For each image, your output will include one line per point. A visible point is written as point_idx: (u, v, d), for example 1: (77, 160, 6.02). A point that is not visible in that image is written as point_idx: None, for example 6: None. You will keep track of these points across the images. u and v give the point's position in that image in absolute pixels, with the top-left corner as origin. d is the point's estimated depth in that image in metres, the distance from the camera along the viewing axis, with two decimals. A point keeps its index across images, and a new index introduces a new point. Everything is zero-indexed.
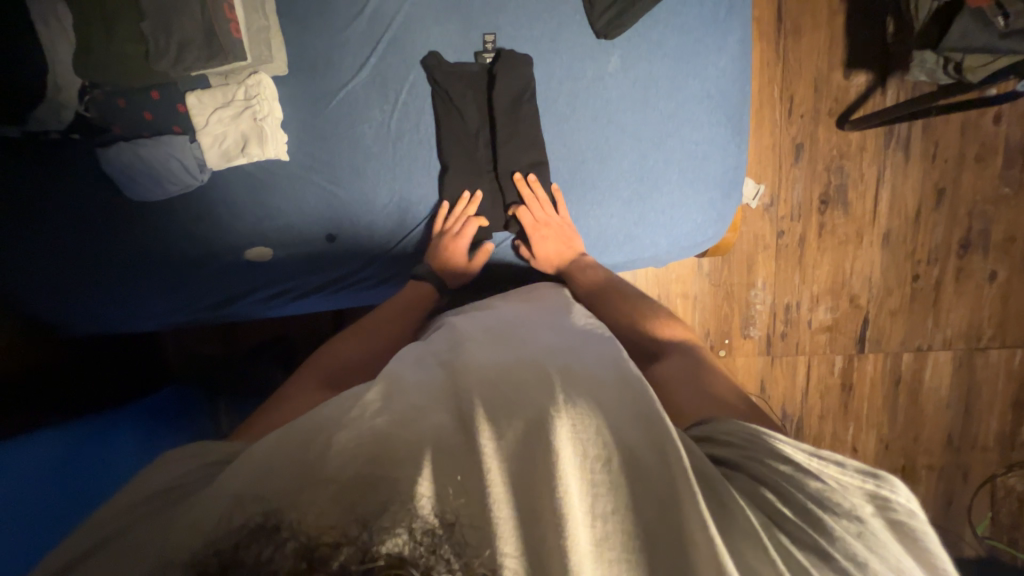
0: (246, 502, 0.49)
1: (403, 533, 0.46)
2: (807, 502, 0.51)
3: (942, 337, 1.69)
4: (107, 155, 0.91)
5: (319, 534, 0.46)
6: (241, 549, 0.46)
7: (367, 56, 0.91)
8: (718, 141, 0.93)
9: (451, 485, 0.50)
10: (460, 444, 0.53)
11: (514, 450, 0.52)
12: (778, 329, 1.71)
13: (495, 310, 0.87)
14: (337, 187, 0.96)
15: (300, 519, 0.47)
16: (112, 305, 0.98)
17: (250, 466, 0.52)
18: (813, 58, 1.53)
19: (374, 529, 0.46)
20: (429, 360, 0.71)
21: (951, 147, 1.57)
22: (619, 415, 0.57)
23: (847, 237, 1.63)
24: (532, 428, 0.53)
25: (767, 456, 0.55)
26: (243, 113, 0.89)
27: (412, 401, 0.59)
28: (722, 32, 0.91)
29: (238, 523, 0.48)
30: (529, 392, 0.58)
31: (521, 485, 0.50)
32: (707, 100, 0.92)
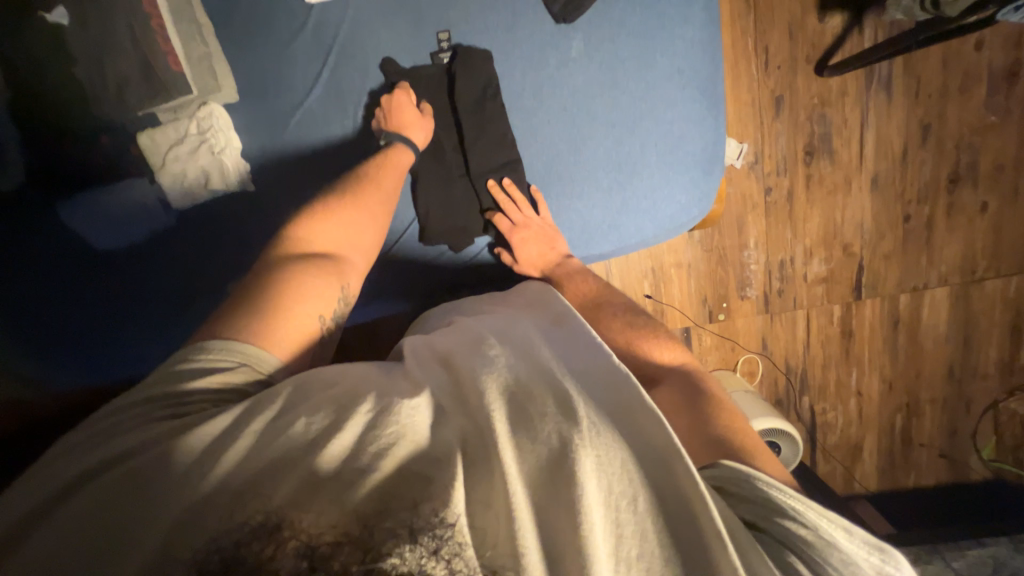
0: (245, 502, 0.52)
1: (409, 540, 0.50)
2: (824, 575, 0.53)
3: (937, 274, 1.69)
4: (69, 208, 0.88)
5: (319, 534, 0.51)
6: (242, 547, 0.50)
7: (318, 71, 0.87)
8: (694, 116, 0.89)
9: (475, 503, 0.54)
10: (486, 468, 0.55)
11: (542, 485, 0.55)
12: (774, 286, 1.71)
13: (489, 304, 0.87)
14: (308, 210, 0.91)
15: (299, 521, 0.51)
16: (102, 355, 0.92)
17: (249, 471, 0.54)
18: (785, 4, 1.47)
19: (375, 528, 0.51)
20: (437, 359, 0.71)
21: (934, 80, 1.53)
22: (640, 446, 0.59)
23: (835, 186, 1.61)
24: (555, 455, 0.56)
25: (789, 517, 0.56)
26: (199, 147, 0.86)
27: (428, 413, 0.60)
28: (686, 1, 0.87)
29: (239, 521, 0.51)
30: (549, 411, 0.60)
31: (546, 512, 0.54)
32: (677, 75, 0.88)
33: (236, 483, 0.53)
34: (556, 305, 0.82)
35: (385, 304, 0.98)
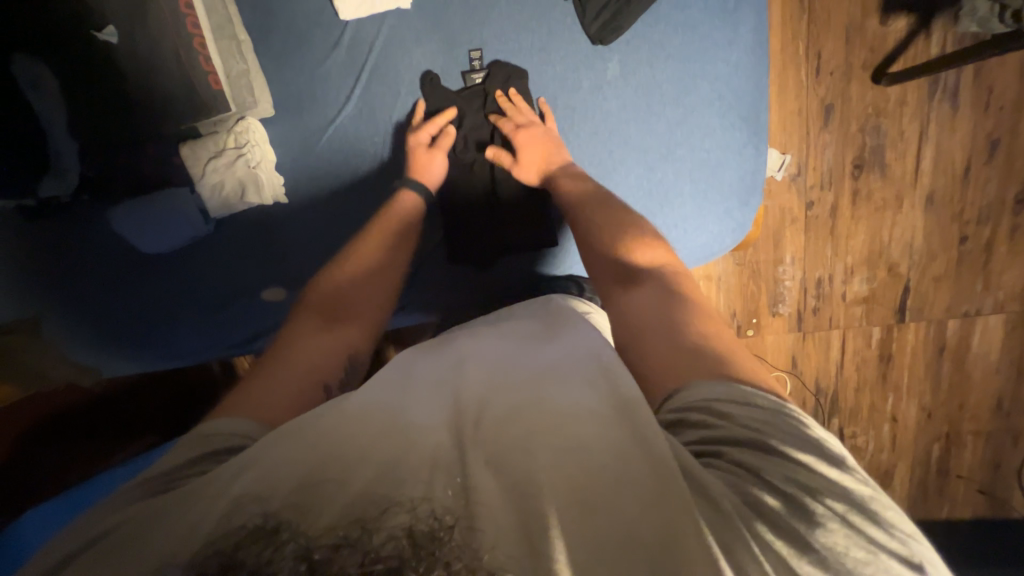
0: (245, 504, 0.49)
1: (404, 538, 0.45)
2: (797, 497, 0.48)
3: (993, 300, 1.57)
4: (117, 217, 0.93)
5: (319, 536, 0.46)
6: (240, 550, 0.45)
7: (351, 87, 0.89)
8: (733, 145, 0.85)
9: (452, 492, 0.50)
10: (459, 465, 0.53)
11: (508, 474, 0.52)
12: (809, 304, 1.64)
13: (495, 320, 0.86)
14: (337, 224, 0.94)
15: (302, 522, 0.47)
16: (144, 348, 0.99)
17: (257, 470, 0.52)
18: (842, 6, 1.36)
19: (374, 530, 0.46)
20: (428, 374, 0.71)
21: (1007, 91, 1.39)
22: (618, 436, 0.54)
23: (885, 203, 1.51)
24: (530, 453, 0.54)
25: (768, 440, 0.52)
26: (236, 161, 0.87)
27: (408, 419, 0.60)
28: (733, 24, 0.83)
29: (236, 526, 0.47)
30: (527, 414, 0.58)
31: (520, 504, 0.49)
32: (718, 102, 0.84)
33: (235, 492, 0.50)
34: (564, 318, 0.80)
35: (407, 315, 0.99)
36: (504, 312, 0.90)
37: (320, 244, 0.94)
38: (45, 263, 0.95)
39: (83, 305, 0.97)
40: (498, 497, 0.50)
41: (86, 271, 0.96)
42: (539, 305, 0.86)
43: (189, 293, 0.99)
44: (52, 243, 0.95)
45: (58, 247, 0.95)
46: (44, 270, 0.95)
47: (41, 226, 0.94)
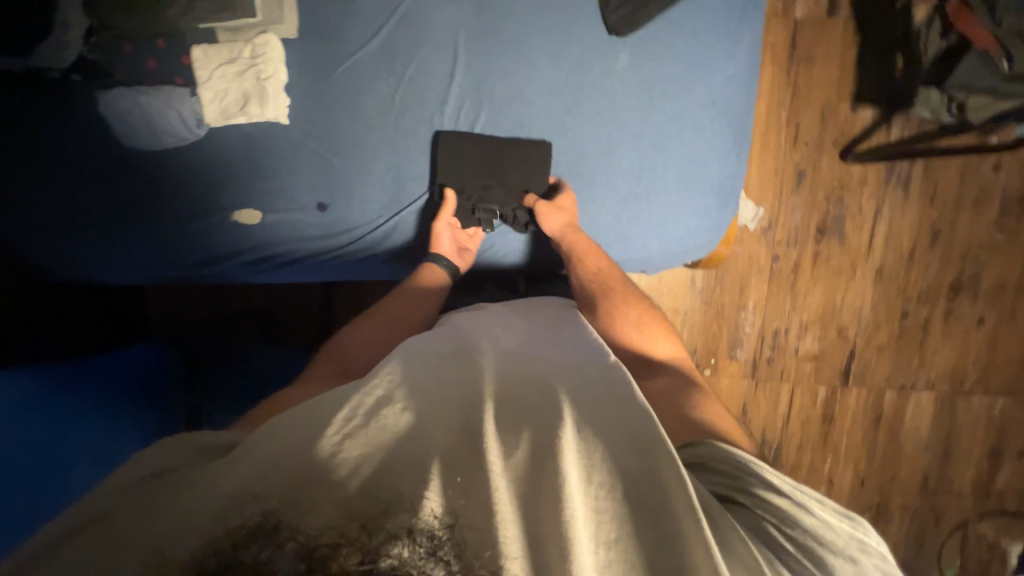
0: (246, 501, 0.50)
1: (402, 539, 0.48)
2: (798, 554, 0.52)
3: (926, 377, 1.68)
4: (106, 99, 0.89)
5: (318, 536, 0.48)
6: (239, 548, 0.47)
7: (379, 27, 0.87)
8: (719, 148, 0.92)
9: (456, 492, 0.52)
10: (469, 469, 0.53)
11: (521, 475, 0.54)
12: (764, 353, 1.72)
13: (498, 315, 0.86)
14: (334, 156, 0.92)
15: (299, 521, 0.49)
16: (94, 249, 0.97)
17: (256, 454, 0.53)
18: (822, 89, 1.54)
19: (372, 529, 0.49)
20: (437, 360, 0.69)
21: (951, 189, 1.57)
22: (621, 442, 0.58)
23: (841, 269, 1.64)
24: (543, 461, 0.54)
25: (752, 477, 0.58)
26: (247, 71, 0.88)
27: (420, 407, 0.59)
28: (735, 39, 0.89)
29: (235, 523, 0.48)
30: (538, 422, 0.59)
31: (534, 500, 0.52)
32: (712, 106, 0.90)
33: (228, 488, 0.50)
34: (562, 329, 0.81)
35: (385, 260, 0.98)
36: (498, 309, 0.89)
37: (313, 170, 0.92)
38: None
39: (28, 203, 0.93)
40: (516, 501, 0.52)
41: (41, 165, 0.92)
42: (536, 312, 0.88)
43: (148, 212, 0.95)
44: (18, 124, 0.90)
45: (27, 125, 0.90)
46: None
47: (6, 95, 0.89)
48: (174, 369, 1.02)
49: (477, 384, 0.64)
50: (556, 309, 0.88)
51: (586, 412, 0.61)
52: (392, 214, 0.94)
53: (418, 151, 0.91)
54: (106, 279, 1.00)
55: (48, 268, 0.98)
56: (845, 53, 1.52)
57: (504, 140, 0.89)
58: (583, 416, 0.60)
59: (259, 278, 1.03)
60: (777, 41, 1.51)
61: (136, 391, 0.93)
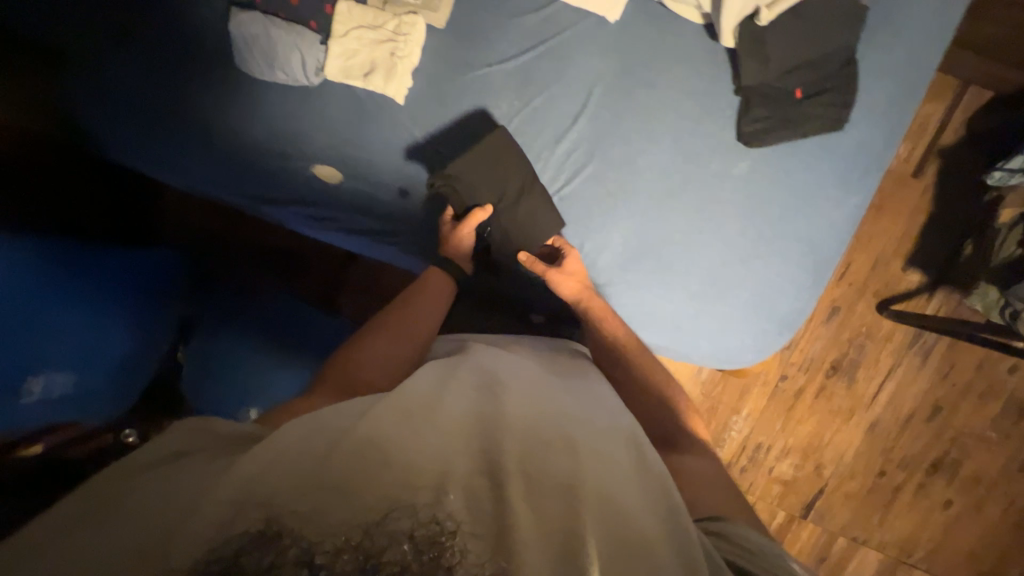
0: (247, 508, 0.46)
1: (406, 543, 0.45)
2: None
3: (879, 538, 1.71)
4: (238, 19, 0.87)
5: (319, 541, 0.45)
6: (241, 557, 0.43)
7: (522, 51, 0.87)
8: (812, 281, 0.84)
9: (470, 506, 0.49)
10: (481, 488, 0.50)
11: (540, 508, 0.50)
12: (740, 461, 1.75)
13: (522, 348, 0.82)
14: (432, 151, 0.91)
15: (303, 526, 0.46)
16: (171, 149, 0.98)
17: (268, 451, 0.51)
18: (882, 240, 1.58)
19: (376, 531, 0.46)
20: (457, 378, 0.66)
21: (964, 374, 1.60)
22: (649, 504, 0.55)
23: (839, 410, 1.67)
24: (552, 492, 0.51)
25: None
26: (385, 43, 0.87)
27: (430, 416, 0.57)
28: (869, 183, 0.82)
29: (236, 532, 0.45)
30: (555, 458, 0.55)
31: (558, 537, 0.48)
32: (823, 238, 0.83)
33: (231, 492, 0.47)
34: (586, 384, 0.76)
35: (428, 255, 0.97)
36: (524, 343, 0.86)
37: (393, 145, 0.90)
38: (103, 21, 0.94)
39: (113, 83, 0.96)
40: (529, 521, 0.48)
41: (138, 54, 0.94)
42: (558, 351, 0.85)
43: (224, 132, 0.95)
44: (134, 7, 0.93)
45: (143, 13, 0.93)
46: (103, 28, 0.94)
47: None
48: (177, 283, 0.94)
49: (495, 410, 0.59)
50: (578, 358, 0.85)
51: (607, 460, 0.58)
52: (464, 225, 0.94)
53: (514, 176, 0.90)
54: (167, 177, 1.02)
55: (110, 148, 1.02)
56: (915, 215, 1.56)
57: (595, 200, 0.88)
58: (604, 464, 0.57)
59: (307, 231, 1.03)
60: None
61: (121, 288, 0.84)
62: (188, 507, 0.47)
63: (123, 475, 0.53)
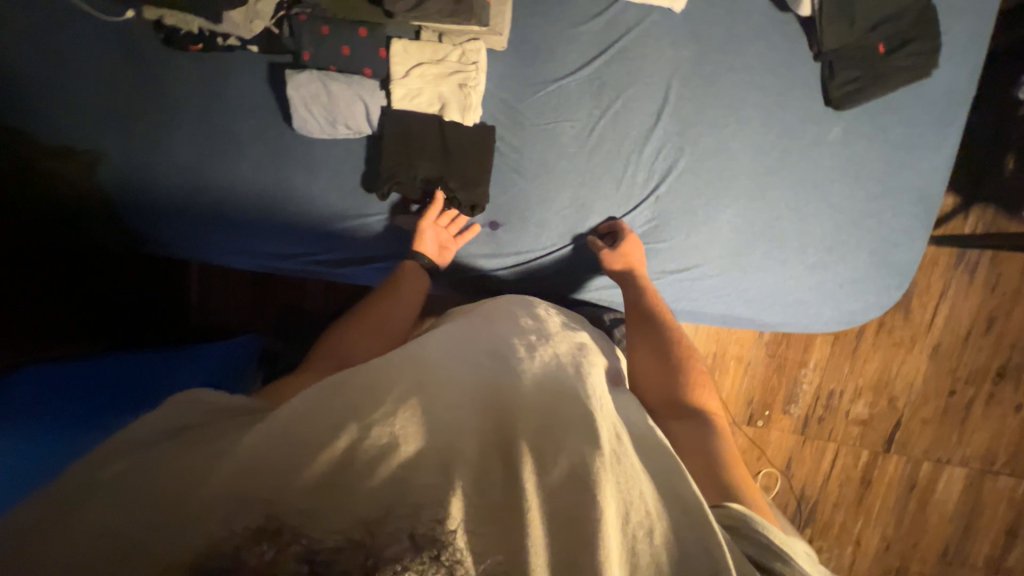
0: (248, 501, 0.38)
1: (407, 542, 0.37)
2: None
3: (961, 454, 1.77)
4: (294, 80, 0.83)
5: (322, 539, 0.37)
6: (241, 551, 0.36)
7: (592, 58, 0.84)
8: (914, 231, 0.85)
9: (481, 494, 0.42)
10: (500, 482, 0.43)
11: (543, 488, 0.43)
12: (817, 412, 1.78)
13: (535, 309, 0.71)
14: (518, 177, 0.88)
15: (305, 521, 0.38)
16: (233, 233, 0.93)
17: (277, 431, 0.42)
18: None
19: (378, 534, 0.38)
20: (464, 357, 0.56)
21: (1012, 282, 1.66)
22: (632, 462, 0.48)
23: (901, 341, 1.72)
24: (571, 476, 0.44)
25: None
26: (453, 76, 0.83)
27: (445, 400, 0.48)
28: (955, 127, 0.82)
29: (239, 525, 0.37)
30: (573, 431, 0.47)
31: (573, 522, 0.41)
32: (920, 189, 0.84)
33: (235, 481, 0.39)
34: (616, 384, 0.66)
35: (476, 274, 0.92)
36: (548, 309, 0.74)
37: (394, 177, 0.85)
38: (132, 108, 0.90)
39: (149, 169, 0.91)
40: (543, 515, 0.42)
41: (176, 135, 0.90)
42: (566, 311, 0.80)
43: (280, 199, 0.91)
44: (179, 95, 0.89)
45: (176, 92, 0.89)
46: (134, 115, 0.90)
47: (192, 67, 0.88)
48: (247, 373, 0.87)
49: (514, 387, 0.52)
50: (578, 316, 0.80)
51: (617, 431, 0.51)
52: (550, 248, 0.90)
53: (609, 185, 0.88)
54: (224, 260, 0.96)
55: (149, 243, 0.96)
56: None
57: (697, 193, 0.86)
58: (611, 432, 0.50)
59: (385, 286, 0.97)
60: None
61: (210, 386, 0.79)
62: (191, 480, 0.40)
63: (116, 442, 0.44)
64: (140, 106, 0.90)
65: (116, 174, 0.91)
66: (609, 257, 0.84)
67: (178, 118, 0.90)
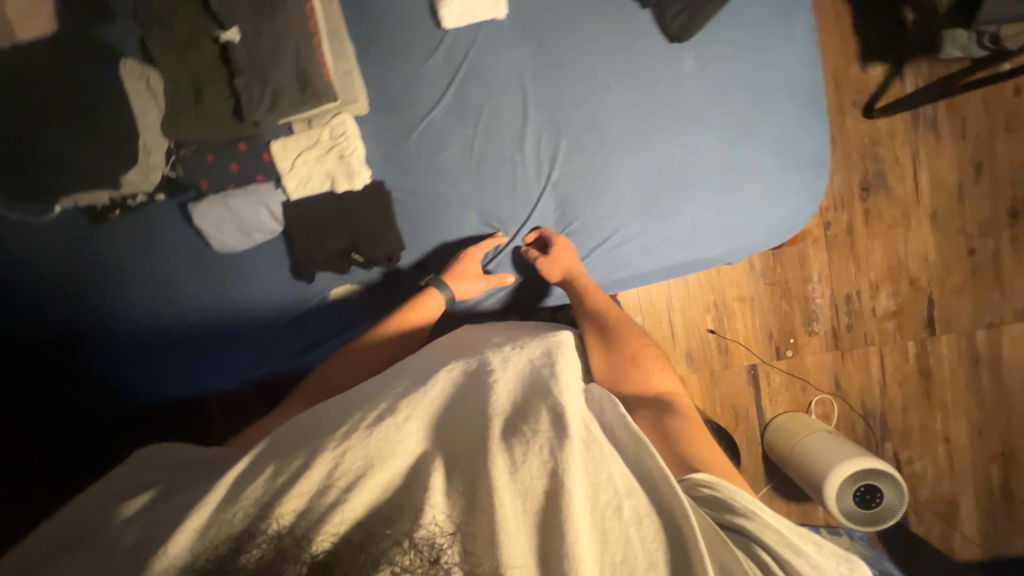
0: (250, 507, 0.48)
1: (405, 546, 0.45)
2: None
3: (1012, 308, 1.64)
4: (198, 210, 0.90)
5: (322, 541, 0.45)
6: (242, 557, 0.45)
7: (445, 88, 0.90)
8: (806, 121, 0.85)
9: (463, 499, 0.49)
10: (476, 494, 0.49)
11: (521, 481, 0.50)
12: (842, 321, 1.68)
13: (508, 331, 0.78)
14: (424, 216, 0.92)
15: (304, 530, 0.46)
16: (203, 360, 0.99)
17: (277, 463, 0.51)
18: (829, 57, 1.58)
19: (376, 540, 0.46)
20: (442, 383, 0.62)
21: (980, 121, 1.58)
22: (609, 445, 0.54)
23: (896, 221, 1.63)
24: (545, 466, 0.50)
25: None
26: (330, 152, 0.89)
27: (430, 424, 0.55)
28: (797, 14, 0.83)
29: (239, 526, 0.47)
30: (545, 424, 0.54)
31: (545, 504, 0.48)
32: (792, 81, 0.84)
33: (242, 498, 0.49)
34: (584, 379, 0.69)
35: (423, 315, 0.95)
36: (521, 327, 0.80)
37: (314, 257, 0.92)
38: (80, 281, 0.95)
39: (124, 321, 0.97)
40: (521, 507, 0.48)
41: (132, 284, 0.96)
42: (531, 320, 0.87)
43: (233, 312, 0.98)
44: (108, 260, 0.95)
45: (112, 253, 0.96)
46: (83, 286, 0.96)
47: (110, 232, 0.95)
48: None
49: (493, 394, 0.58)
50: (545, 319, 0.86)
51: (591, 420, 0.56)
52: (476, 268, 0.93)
53: (506, 191, 0.91)
54: (204, 389, 1.00)
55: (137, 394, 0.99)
56: (841, 19, 1.56)
57: (589, 167, 0.88)
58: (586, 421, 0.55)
59: None
60: None
61: None
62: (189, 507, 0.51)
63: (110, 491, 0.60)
64: (77, 282, 0.95)
65: (96, 338, 0.97)
66: (544, 266, 0.86)
67: (115, 281, 0.96)
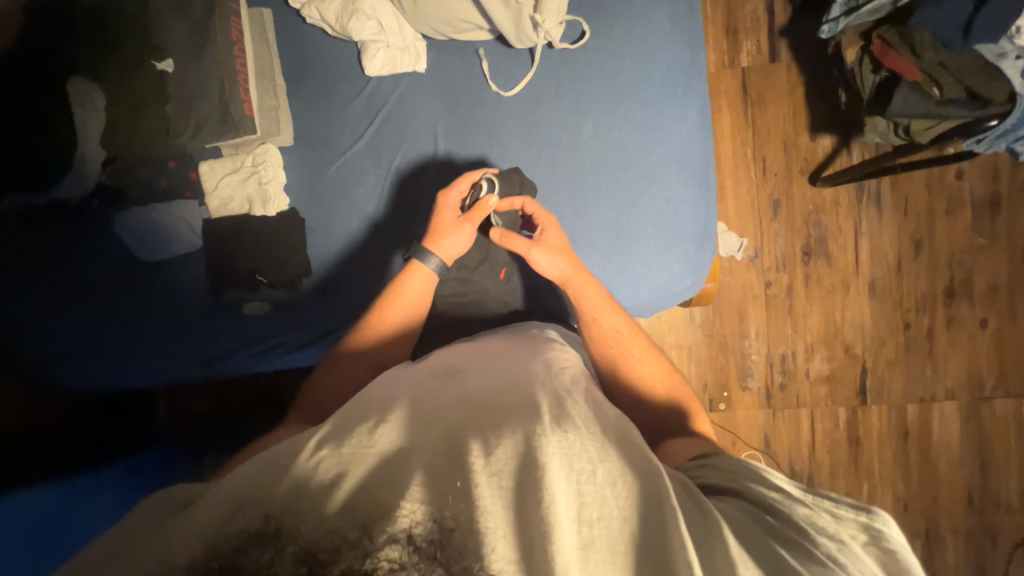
0: (247, 505, 0.46)
1: (404, 542, 0.43)
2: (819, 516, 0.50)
3: (944, 387, 1.65)
4: (124, 219, 0.96)
5: (319, 539, 0.43)
6: (241, 554, 0.42)
7: (365, 129, 0.96)
8: (687, 198, 0.92)
9: (444, 494, 0.46)
10: (451, 473, 0.48)
11: (494, 480, 0.48)
12: (776, 380, 1.67)
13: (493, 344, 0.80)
14: (334, 245, 0.99)
15: (299, 525, 0.44)
16: (113, 359, 0.99)
17: (266, 473, 0.50)
18: (782, 124, 1.63)
19: (374, 531, 0.43)
20: (419, 388, 0.64)
21: (921, 202, 1.64)
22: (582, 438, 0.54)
23: (834, 287, 1.66)
24: (513, 456, 0.49)
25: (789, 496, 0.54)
26: (249, 178, 0.94)
27: (401, 424, 0.55)
28: (683, 103, 0.92)
29: (238, 526, 0.44)
30: (505, 424, 0.53)
31: (519, 495, 0.47)
32: (675, 162, 0.92)
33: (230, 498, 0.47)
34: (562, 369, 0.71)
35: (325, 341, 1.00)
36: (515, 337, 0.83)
37: (226, 274, 0.99)
38: (13, 264, 0.95)
39: (48, 308, 0.96)
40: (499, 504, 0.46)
41: (62, 274, 0.97)
42: (513, 333, 0.87)
43: (152, 315, 1.00)
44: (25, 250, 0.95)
45: (46, 242, 0.96)
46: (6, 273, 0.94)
47: (31, 224, 0.95)
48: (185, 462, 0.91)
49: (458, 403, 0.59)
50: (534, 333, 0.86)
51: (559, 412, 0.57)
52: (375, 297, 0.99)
53: (412, 231, 0.98)
54: (122, 383, 1.00)
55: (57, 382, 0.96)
56: (794, 91, 1.63)
57: None
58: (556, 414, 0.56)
59: (263, 368, 1.03)
60: (730, 89, 1.63)
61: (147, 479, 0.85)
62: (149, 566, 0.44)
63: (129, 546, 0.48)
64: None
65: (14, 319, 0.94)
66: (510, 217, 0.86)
67: (30, 272, 0.96)
